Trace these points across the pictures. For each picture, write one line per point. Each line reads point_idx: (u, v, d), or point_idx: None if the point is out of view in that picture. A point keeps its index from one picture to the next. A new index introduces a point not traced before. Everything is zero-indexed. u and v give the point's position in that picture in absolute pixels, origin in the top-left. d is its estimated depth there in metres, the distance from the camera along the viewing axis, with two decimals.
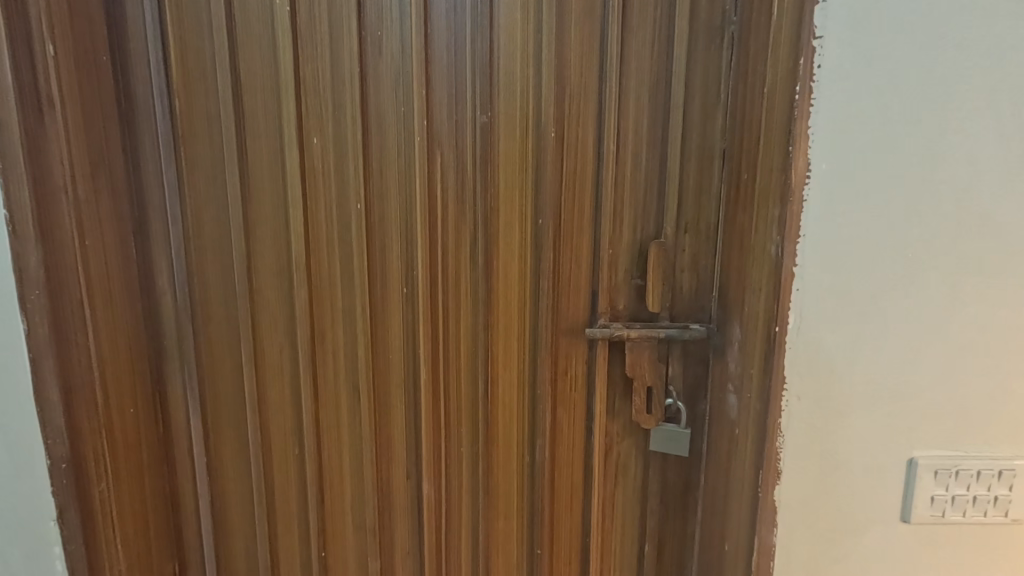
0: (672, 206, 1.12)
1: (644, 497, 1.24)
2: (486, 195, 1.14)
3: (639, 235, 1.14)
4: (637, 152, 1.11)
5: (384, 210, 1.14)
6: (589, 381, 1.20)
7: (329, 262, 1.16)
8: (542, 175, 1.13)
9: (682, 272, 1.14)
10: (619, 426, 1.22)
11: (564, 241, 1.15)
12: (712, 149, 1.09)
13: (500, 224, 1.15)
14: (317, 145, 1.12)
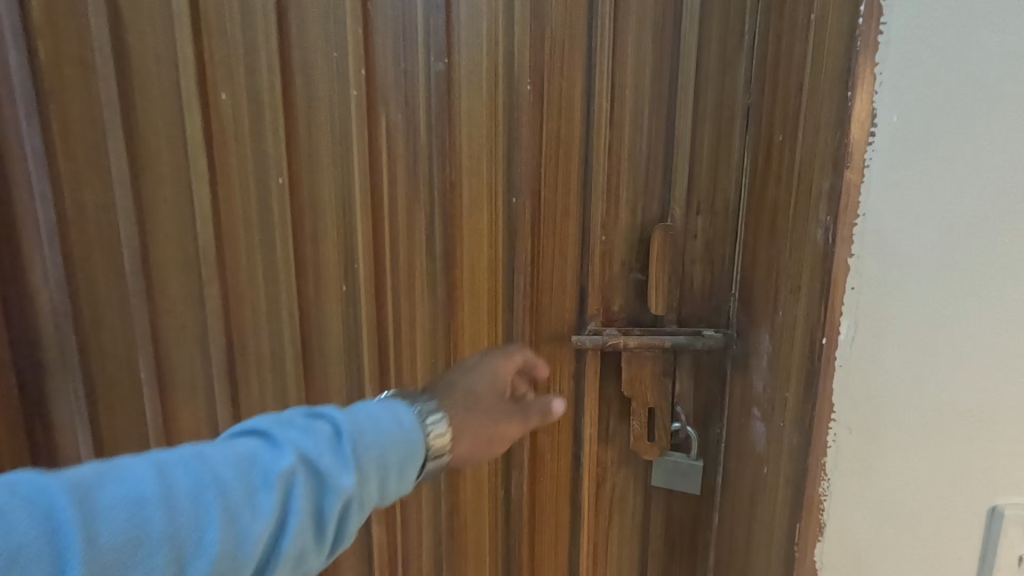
0: (681, 181, 0.89)
1: (644, 539, 1.02)
2: (445, 168, 0.90)
3: (640, 218, 0.91)
4: (636, 111, 0.87)
5: (316, 187, 0.90)
6: (577, 401, 0.97)
7: (247, 252, 0.92)
8: (516, 141, 0.88)
9: (693, 264, 0.91)
10: (614, 455, 1.00)
11: (546, 226, 0.91)
12: (734, 107, 0.85)
13: (463, 205, 0.91)
14: (226, 100, 0.87)
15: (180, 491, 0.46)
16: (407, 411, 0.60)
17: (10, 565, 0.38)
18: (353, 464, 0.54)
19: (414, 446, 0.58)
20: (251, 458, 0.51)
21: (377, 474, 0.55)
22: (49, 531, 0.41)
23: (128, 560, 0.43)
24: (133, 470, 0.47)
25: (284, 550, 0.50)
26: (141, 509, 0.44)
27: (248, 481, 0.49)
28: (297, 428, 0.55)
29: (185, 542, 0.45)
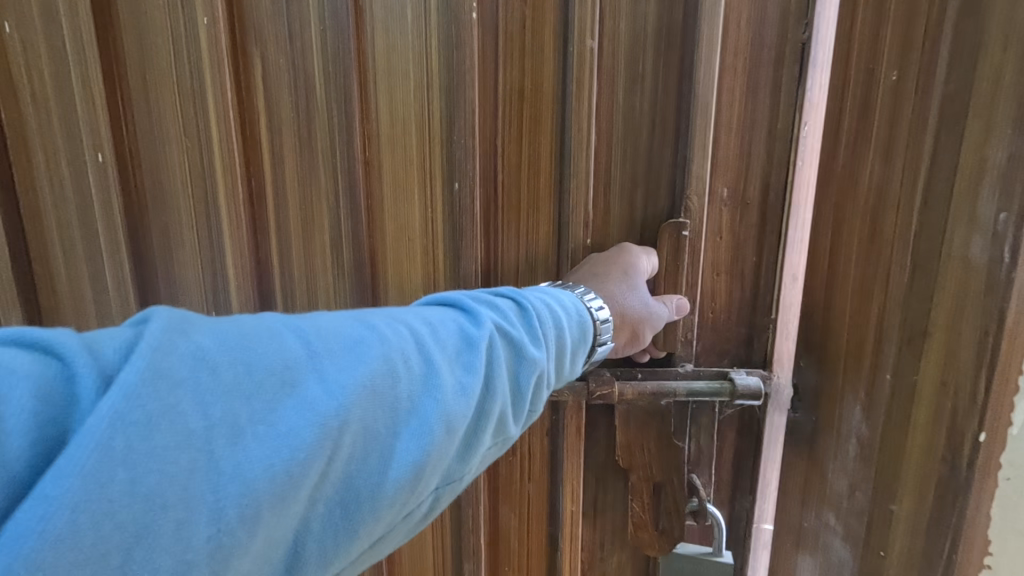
0: (718, 156, 0.56)
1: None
2: (353, 142, 0.60)
3: (639, 212, 0.60)
4: (639, 48, 0.56)
5: (162, 170, 0.61)
6: (553, 474, 0.68)
7: (72, 272, 0.64)
8: (459, 98, 0.58)
9: (716, 277, 0.60)
10: (608, 552, 0.70)
11: (506, 225, 0.61)
12: (798, 36, 0.53)
13: (386, 197, 0.62)
14: (19, 44, 0.59)
15: (405, 344, 0.38)
16: (572, 295, 0.51)
17: (270, 405, 0.31)
18: (540, 335, 0.45)
19: (584, 329, 0.49)
20: (466, 322, 0.43)
21: (554, 354, 0.46)
22: (293, 371, 0.33)
23: (370, 414, 0.34)
24: (350, 319, 0.39)
25: (494, 412, 0.40)
26: (373, 356, 0.36)
27: (457, 343, 0.41)
28: (500, 300, 0.46)
29: (423, 390, 0.37)
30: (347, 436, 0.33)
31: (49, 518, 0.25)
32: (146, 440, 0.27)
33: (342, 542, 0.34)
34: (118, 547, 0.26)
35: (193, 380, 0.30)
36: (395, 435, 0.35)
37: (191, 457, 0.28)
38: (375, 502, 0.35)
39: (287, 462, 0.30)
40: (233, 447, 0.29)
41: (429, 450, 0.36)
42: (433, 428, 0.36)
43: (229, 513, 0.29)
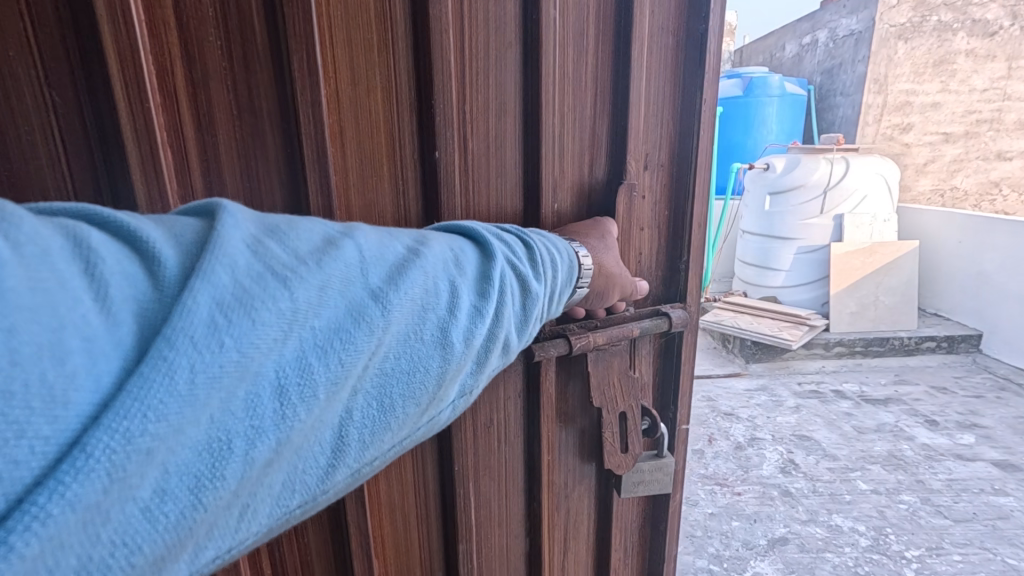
0: (642, 125, 0.72)
1: (600, 564, 0.87)
2: (320, 105, 0.52)
3: (587, 176, 0.71)
4: (589, 37, 0.66)
5: (5, 131, 0.43)
6: (530, 425, 0.74)
7: None
8: (430, 60, 0.56)
9: (640, 231, 0.76)
10: (574, 477, 0.80)
11: (472, 193, 0.63)
12: (700, 46, 0.73)
13: (347, 173, 0.56)
14: None
15: (436, 262, 0.42)
16: (564, 244, 0.57)
17: (330, 302, 0.34)
18: (542, 271, 0.51)
19: (572, 269, 0.56)
20: (481, 250, 0.48)
21: (552, 294, 0.53)
22: (352, 273, 0.36)
23: (408, 317, 0.38)
24: (387, 235, 0.42)
25: (496, 333, 0.45)
26: (415, 268, 0.40)
27: (470, 267, 0.45)
28: (502, 234, 0.51)
29: (452, 301, 0.42)
30: (389, 335, 0.37)
31: (151, 377, 0.25)
32: (242, 316, 0.29)
33: (376, 432, 0.38)
34: (209, 412, 0.28)
35: (273, 270, 0.32)
36: (425, 336, 0.40)
37: (271, 340, 0.30)
38: (404, 396, 0.39)
39: (345, 351, 0.34)
40: (301, 336, 0.32)
41: (447, 352, 0.41)
42: (447, 340, 0.41)
43: (293, 395, 0.31)
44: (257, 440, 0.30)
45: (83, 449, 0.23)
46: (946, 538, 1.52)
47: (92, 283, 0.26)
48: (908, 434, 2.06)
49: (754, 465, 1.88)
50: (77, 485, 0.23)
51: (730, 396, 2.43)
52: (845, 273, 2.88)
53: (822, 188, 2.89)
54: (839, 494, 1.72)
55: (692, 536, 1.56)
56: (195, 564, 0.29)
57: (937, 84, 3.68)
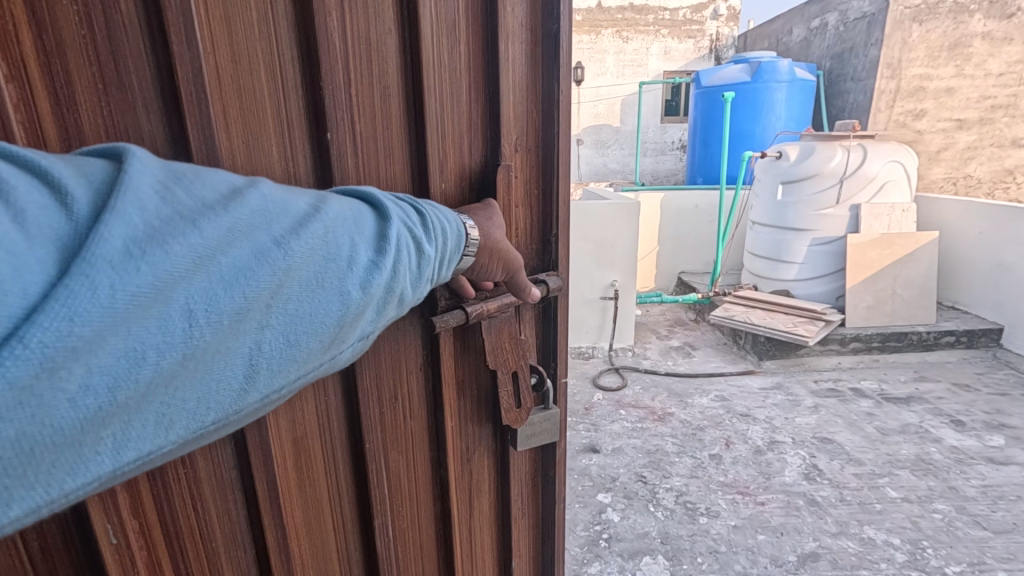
0: (511, 111, 0.70)
1: (507, 529, 0.84)
2: (200, 86, 0.47)
3: (467, 161, 0.68)
4: (460, 28, 0.64)
5: None
6: (433, 394, 0.72)
7: None
8: (318, 42, 0.53)
9: (516, 208, 0.73)
10: (478, 446, 0.78)
11: (364, 179, 0.59)
12: (554, 43, 0.70)
13: (232, 153, 0.51)
14: None
15: (338, 216, 0.43)
16: (453, 218, 0.55)
17: (237, 243, 0.36)
18: (434, 239, 0.51)
19: (458, 240, 0.54)
20: (377, 212, 0.48)
21: (440, 257, 0.52)
22: (256, 219, 0.38)
23: (313, 261, 0.40)
24: (290, 191, 0.43)
25: (397, 284, 0.47)
26: (318, 220, 0.41)
27: (372, 223, 0.46)
28: (398, 201, 0.51)
29: (355, 251, 0.43)
30: (291, 277, 0.38)
31: (76, 287, 0.28)
32: (155, 247, 0.32)
33: (285, 364, 0.40)
34: (126, 324, 0.30)
35: (181, 214, 0.34)
36: (330, 282, 0.41)
37: (182, 268, 0.33)
38: (311, 335, 0.41)
39: (247, 284, 0.36)
40: (210, 267, 0.34)
41: (345, 295, 0.42)
42: (351, 286, 0.42)
43: (205, 319, 0.33)
44: (171, 355, 0.32)
45: (21, 339, 0.26)
46: (988, 551, 1.47)
47: (7, 208, 0.29)
48: (936, 436, 2.03)
49: (776, 471, 1.83)
50: (12, 370, 0.26)
51: (745, 395, 2.41)
52: (864, 266, 2.83)
53: (837, 178, 2.84)
54: (869, 503, 1.67)
55: (716, 552, 1.49)
56: (115, 460, 0.32)
57: (952, 69, 3.53)
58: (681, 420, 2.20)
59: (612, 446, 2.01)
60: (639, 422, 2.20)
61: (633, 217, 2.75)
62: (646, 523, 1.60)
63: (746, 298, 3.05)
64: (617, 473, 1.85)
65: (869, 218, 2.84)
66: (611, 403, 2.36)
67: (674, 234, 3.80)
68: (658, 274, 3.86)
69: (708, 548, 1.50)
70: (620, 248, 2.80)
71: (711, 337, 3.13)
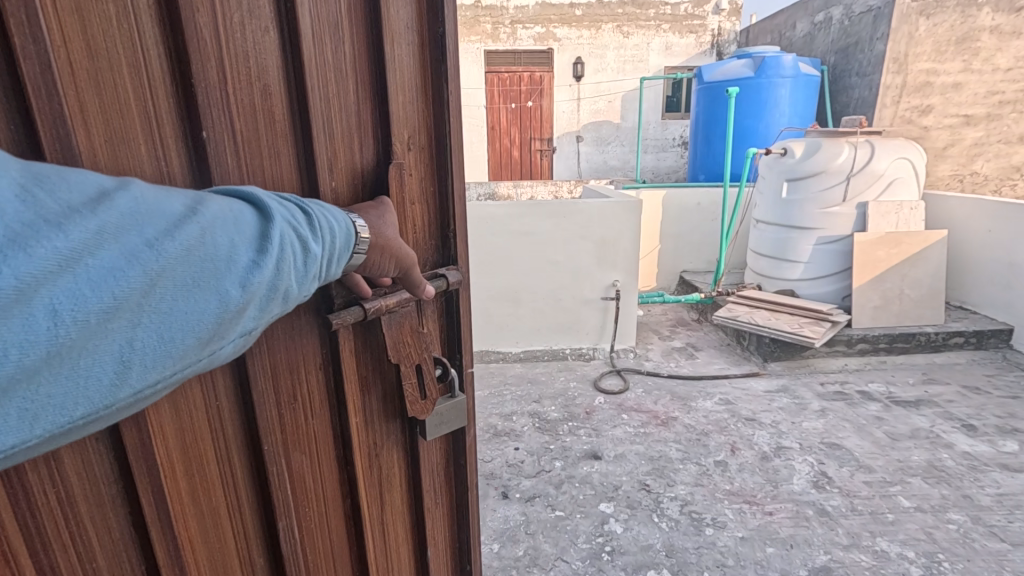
0: (402, 109, 0.70)
1: (421, 515, 0.86)
2: (49, 82, 0.42)
3: (359, 160, 0.67)
4: (344, 25, 0.63)
5: None
6: (336, 392, 0.70)
7: None
8: (187, 36, 0.50)
9: (412, 205, 0.74)
10: (385, 440, 0.78)
11: (245, 179, 0.57)
12: (439, 48, 0.73)
13: (92, 154, 0.46)
14: None
15: (217, 216, 0.42)
16: (342, 216, 0.54)
17: (104, 244, 0.35)
18: (324, 237, 0.50)
19: (347, 237, 0.54)
20: (261, 211, 0.47)
21: (329, 254, 0.51)
22: (127, 220, 0.37)
23: (190, 262, 0.39)
24: (165, 190, 0.41)
25: (282, 282, 0.46)
26: (195, 221, 0.40)
27: (255, 223, 0.45)
28: (282, 200, 0.50)
29: (236, 251, 0.42)
30: (164, 278, 0.38)
31: None
32: (12, 250, 0.31)
33: (160, 362, 0.39)
34: None
35: (42, 217, 0.33)
36: (210, 281, 0.41)
37: (41, 271, 0.32)
38: (189, 334, 0.40)
39: (117, 285, 0.35)
40: (74, 269, 0.33)
41: (225, 294, 0.42)
42: (234, 285, 0.42)
43: (69, 320, 0.33)
44: (28, 356, 0.32)
45: None
46: (1006, 564, 1.44)
47: None
48: (947, 442, 2.01)
49: (784, 479, 1.81)
50: None
51: (750, 399, 2.39)
52: (870, 266, 2.81)
53: (844, 175, 2.81)
54: (881, 513, 1.65)
55: (724, 566, 1.46)
56: None
57: (959, 64, 3.50)
58: (685, 425, 2.18)
59: (614, 453, 1.99)
60: (641, 426, 2.17)
61: (634, 217, 2.73)
62: (650, 535, 1.58)
63: (749, 298, 3.03)
64: (620, 482, 1.83)
65: (875, 217, 2.81)
66: (613, 406, 2.34)
67: (676, 233, 3.77)
68: (659, 274, 3.84)
69: (715, 561, 1.48)
70: (620, 248, 2.77)
71: (714, 338, 3.11)
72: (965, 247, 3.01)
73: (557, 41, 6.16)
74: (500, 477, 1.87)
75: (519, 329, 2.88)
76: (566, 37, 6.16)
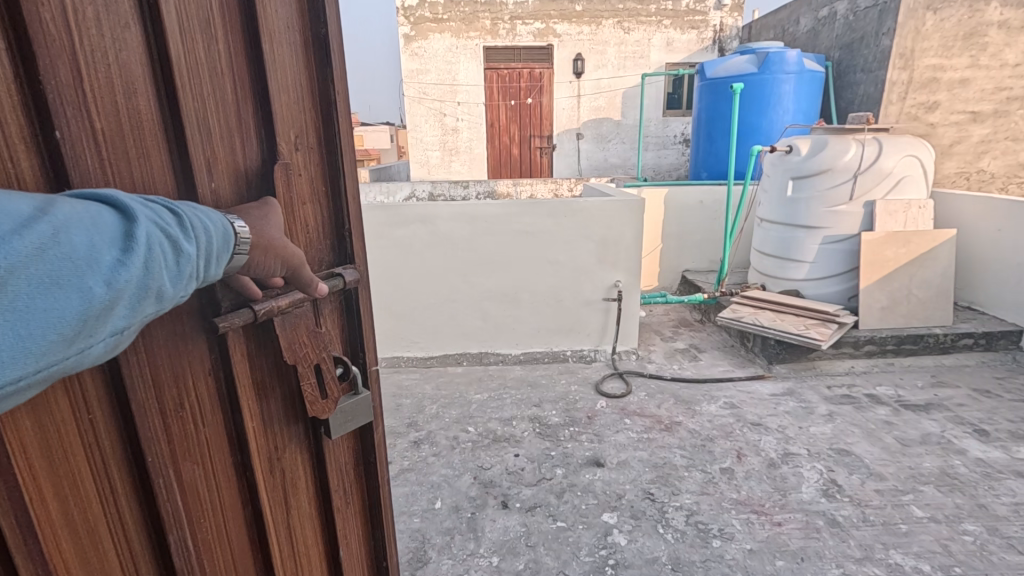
0: (286, 109, 0.71)
1: (331, 517, 0.86)
2: None
3: (242, 160, 0.66)
4: (216, 24, 0.62)
5: None
6: (229, 398, 0.69)
7: None
8: (33, 33, 0.47)
9: (304, 205, 0.74)
10: (286, 443, 0.77)
11: (111, 181, 0.55)
12: (324, 47, 0.74)
13: None
14: None
15: (70, 216, 0.44)
16: (220, 218, 0.55)
17: None
18: (196, 236, 0.51)
19: (225, 237, 0.54)
20: (122, 213, 0.48)
21: (205, 253, 0.52)
22: None
23: (40, 260, 0.41)
24: (15, 196, 0.43)
25: (151, 279, 0.47)
26: (43, 222, 0.42)
27: (116, 223, 0.46)
28: (149, 202, 0.50)
29: (93, 249, 0.44)
30: (10, 276, 0.39)
31: None
32: None
33: (16, 360, 0.40)
34: None
35: None
36: (66, 280, 0.42)
37: None
38: (48, 331, 0.41)
39: None
40: None
41: (87, 291, 0.43)
42: (91, 282, 0.43)
43: None
44: None
45: None
46: None
47: None
48: (959, 448, 1.99)
49: (792, 488, 1.80)
50: None
51: (756, 403, 2.37)
52: (879, 265, 2.78)
53: (851, 172, 2.78)
54: (893, 523, 1.62)
55: None
56: None
57: (966, 59, 3.46)
58: (689, 430, 2.16)
59: (617, 460, 1.97)
60: (644, 432, 2.15)
61: (636, 216, 2.70)
62: (654, 547, 1.56)
63: (753, 299, 3.01)
64: (624, 490, 1.81)
65: (883, 216, 2.78)
66: (615, 410, 2.32)
67: (679, 232, 3.75)
68: (661, 274, 3.82)
69: None
70: (621, 247, 2.74)
71: (717, 339, 3.09)
72: (975, 246, 2.98)
73: (557, 37, 6.12)
74: (500, 485, 1.85)
75: (519, 330, 2.86)
76: (566, 33, 6.12)
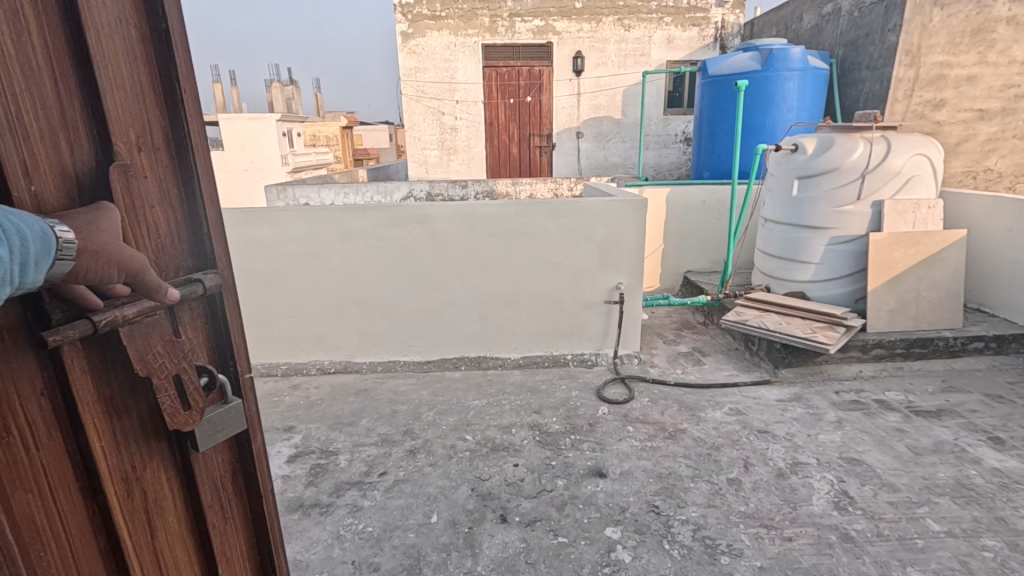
0: (123, 107, 0.66)
1: (205, 539, 0.81)
2: None
3: (70, 161, 0.62)
4: (25, 13, 0.57)
5: None
6: (70, 418, 0.64)
7: None
8: None
9: (151, 209, 0.70)
10: (145, 464, 0.72)
11: None
12: (166, 44, 0.70)
13: None
14: None
15: None
16: (40, 223, 0.55)
17: None
18: (9, 240, 0.52)
19: (45, 241, 0.54)
20: None
21: (19, 259, 0.52)
22: None
23: None
24: None
25: None
26: None
27: None
28: None
29: None
30: None
31: None
32: None
33: None
34: None
35: None
36: None
37: None
38: None
39: None
40: None
41: None
42: None
43: None
44: None
45: None
46: None
47: None
48: (974, 457, 1.96)
49: (802, 500, 1.77)
50: None
51: (763, 409, 2.34)
52: (886, 266, 2.75)
53: (859, 172, 2.75)
54: (910, 539, 1.59)
55: None
56: None
57: (974, 56, 3.42)
58: (694, 438, 2.14)
59: (619, 470, 1.95)
60: (648, 440, 2.13)
61: (636, 215, 2.67)
62: (660, 565, 1.53)
63: (759, 302, 2.97)
64: (627, 503, 1.78)
65: (892, 216, 2.75)
66: (618, 418, 2.30)
67: (681, 233, 3.72)
68: (663, 274, 3.79)
69: None
70: (623, 248, 2.72)
71: (721, 342, 3.07)
72: (987, 248, 2.95)
73: (557, 35, 6.08)
74: (498, 498, 1.83)
75: (519, 333, 2.84)
76: (566, 31, 6.07)
